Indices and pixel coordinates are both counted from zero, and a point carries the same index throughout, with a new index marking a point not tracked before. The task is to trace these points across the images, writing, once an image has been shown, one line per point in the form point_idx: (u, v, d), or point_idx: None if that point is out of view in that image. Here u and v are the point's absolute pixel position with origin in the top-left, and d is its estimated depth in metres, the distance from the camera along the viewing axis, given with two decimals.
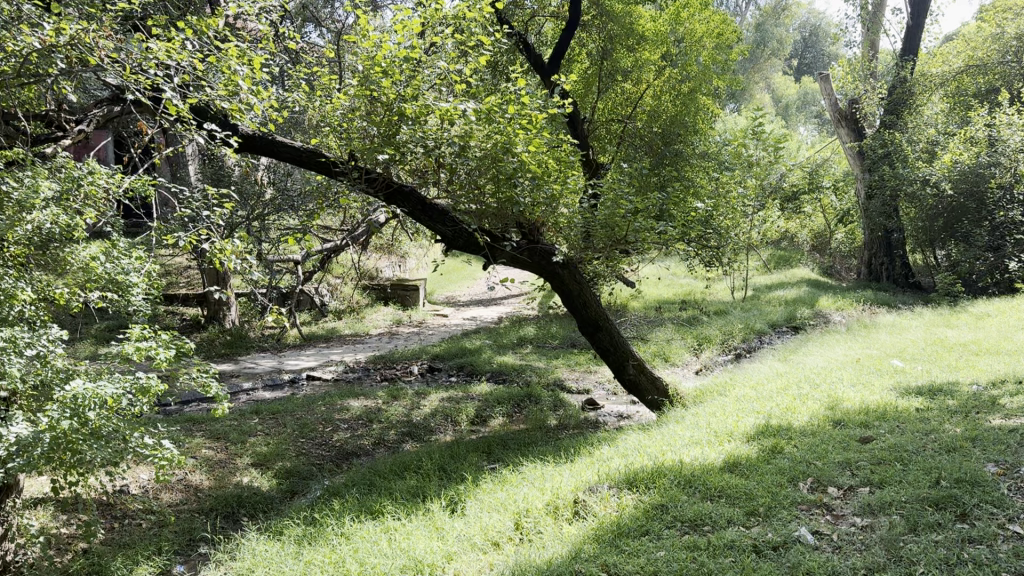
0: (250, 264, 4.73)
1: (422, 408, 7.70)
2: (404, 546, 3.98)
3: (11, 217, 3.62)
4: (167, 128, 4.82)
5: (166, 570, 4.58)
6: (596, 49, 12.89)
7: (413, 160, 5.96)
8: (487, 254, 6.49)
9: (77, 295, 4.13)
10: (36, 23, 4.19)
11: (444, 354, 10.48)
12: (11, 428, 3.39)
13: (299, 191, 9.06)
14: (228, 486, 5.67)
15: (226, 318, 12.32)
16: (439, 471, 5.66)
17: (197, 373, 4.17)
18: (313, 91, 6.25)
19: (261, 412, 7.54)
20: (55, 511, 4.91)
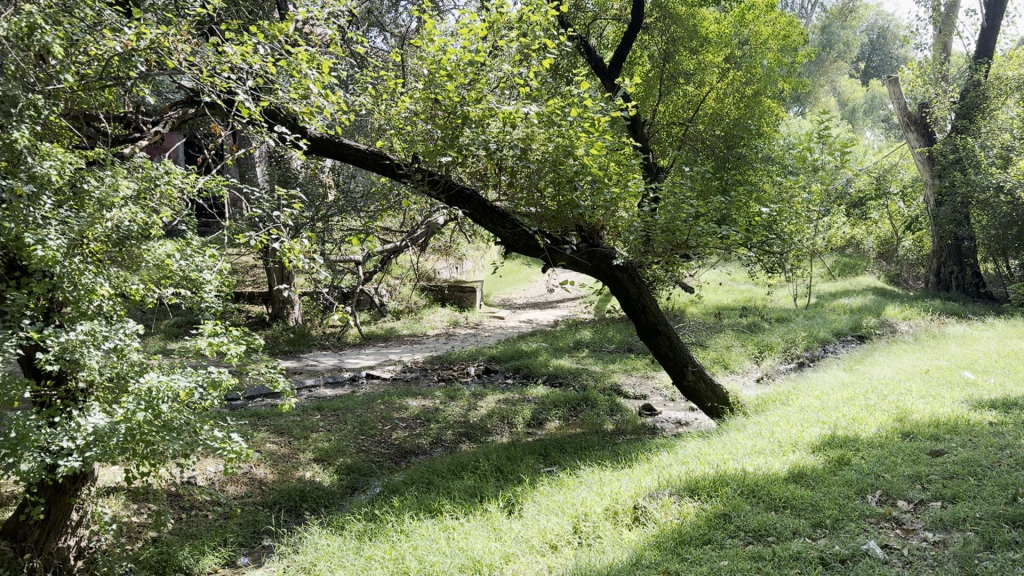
0: (316, 265, 4.83)
1: (479, 409, 7.74)
2: (463, 546, 4.01)
3: (92, 216, 3.79)
4: (239, 130, 4.93)
5: (231, 561, 4.71)
6: (658, 52, 12.82)
7: (474, 163, 5.99)
8: (547, 256, 6.48)
9: (152, 290, 4.26)
10: (117, 29, 4.35)
11: (501, 356, 10.53)
12: (88, 418, 3.56)
13: (362, 193, 9.20)
14: (291, 480, 5.79)
15: (290, 316, 12.59)
16: (496, 472, 5.68)
17: (265, 369, 4.26)
18: (379, 93, 6.31)
19: (323, 408, 7.68)
20: (127, 501, 5.08)
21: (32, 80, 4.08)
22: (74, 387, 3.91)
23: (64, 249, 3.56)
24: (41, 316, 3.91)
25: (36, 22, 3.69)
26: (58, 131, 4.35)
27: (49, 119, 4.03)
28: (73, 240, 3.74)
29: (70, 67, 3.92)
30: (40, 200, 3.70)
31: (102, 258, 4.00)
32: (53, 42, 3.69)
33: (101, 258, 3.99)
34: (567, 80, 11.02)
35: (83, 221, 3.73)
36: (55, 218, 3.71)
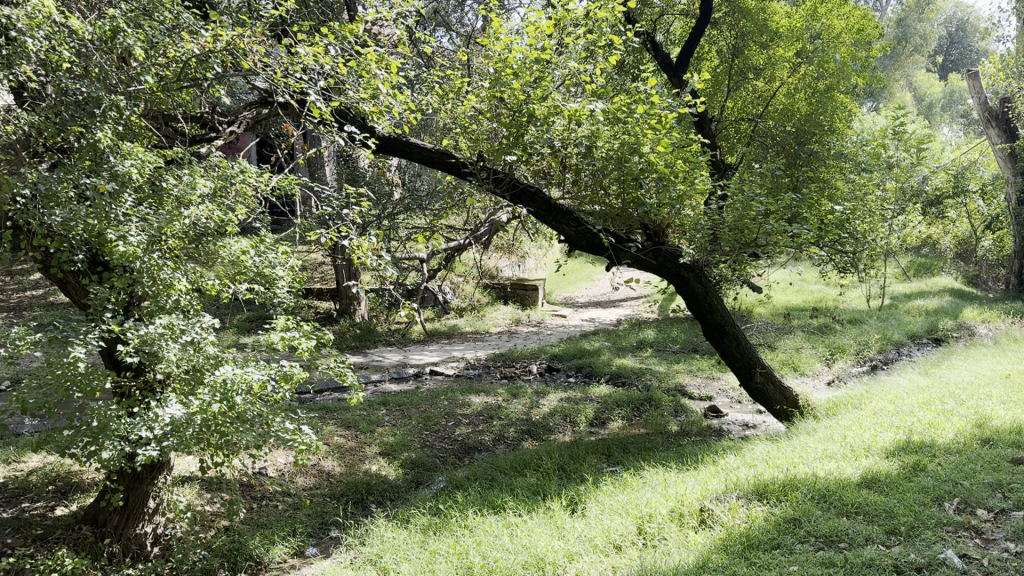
0: (383, 262, 4.90)
1: (541, 407, 7.74)
2: (527, 543, 4.01)
3: (170, 213, 3.93)
4: (310, 129, 5.02)
5: (300, 551, 4.83)
6: (727, 47, 12.68)
7: (539, 161, 6.00)
8: (611, 255, 6.46)
9: (227, 286, 4.39)
10: (195, 31, 4.49)
11: (563, 354, 10.50)
12: (166, 409, 3.68)
13: (427, 191, 9.28)
14: (357, 473, 5.89)
15: (356, 312, 12.80)
16: (559, 470, 5.66)
17: (334, 363, 4.35)
18: (446, 92, 6.37)
19: (388, 403, 7.79)
20: (201, 490, 5.24)
21: (115, 81, 4.25)
22: (152, 379, 4.04)
23: (144, 245, 3.71)
24: (122, 310, 4.06)
25: (118, 26, 3.87)
26: (138, 131, 4.52)
27: (130, 119, 4.19)
28: (152, 237, 3.88)
29: (151, 68, 4.09)
30: (121, 198, 3.86)
31: (178, 253, 4.13)
32: (135, 44, 3.86)
33: (178, 254, 4.12)
34: (632, 78, 10.92)
35: (161, 218, 3.87)
36: (135, 215, 3.86)
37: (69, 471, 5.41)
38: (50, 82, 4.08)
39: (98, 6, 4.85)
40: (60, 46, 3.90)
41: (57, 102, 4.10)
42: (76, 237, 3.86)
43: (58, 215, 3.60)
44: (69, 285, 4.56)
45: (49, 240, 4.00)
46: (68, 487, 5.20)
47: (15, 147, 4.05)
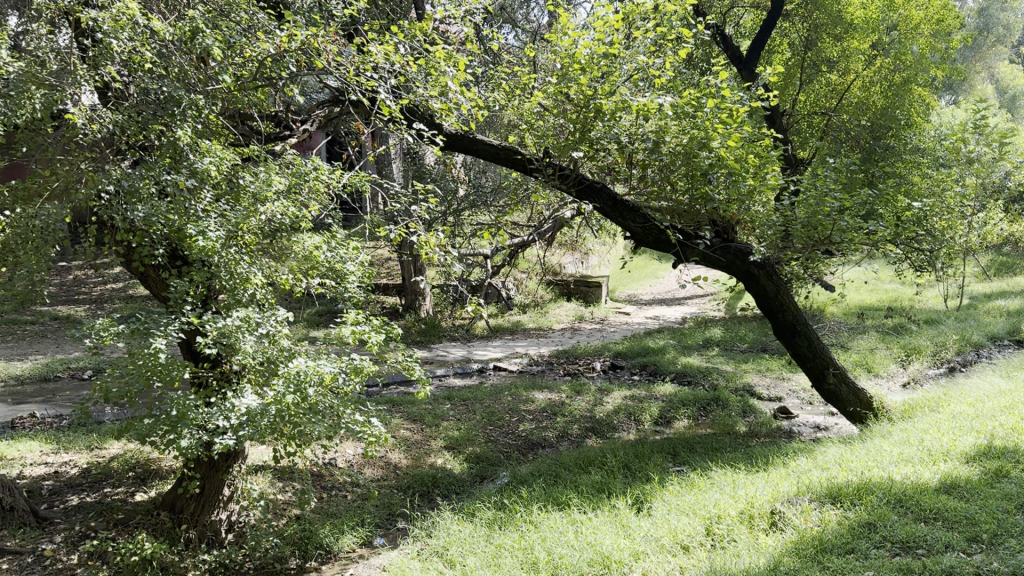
0: (451, 258, 4.95)
1: (605, 405, 7.71)
2: (593, 540, 3.99)
3: (247, 209, 4.04)
4: (380, 126, 5.08)
5: (368, 541, 4.92)
6: (799, 39, 12.46)
7: (605, 157, 5.97)
8: (679, 252, 6.39)
9: (300, 281, 4.48)
10: (270, 31, 4.60)
11: (628, 352, 10.44)
12: (242, 399, 3.78)
13: (492, 187, 9.33)
14: (423, 466, 5.97)
15: (421, 308, 12.96)
16: (624, 469, 5.62)
17: (403, 357, 4.42)
18: (513, 89, 6.37)
19: (453, 397, 7.86)
20: (273, 479, 5.38)
21: (195, 82, 4.39)
22: (229, 370, 4.16)
23: (221, 240, 3.82)
24: (200, 303, 4.18)
25: (198, 26, 4.00)
26: (216, 130, 4.65)
27: (209, 118, 4.32)
28: (230, 232, 4.00)
29: (228, 68, 4.22)
30: (200, 195, 4.00)
31: (254, 248, 4.23)
32: (213, 44, 3.99)
33: (253, 249, 4.23)
34: (701, 72, 10.75)
35: (239, 214, 3.99)
36: (213, 211, 3.98)
37: (149, 458, 5.59)
38: (133, 83, 4.24)
39: (180, 8, 5.01)
40: (143, 47, 4.06)
41: (140, 102, 4.25)
42: (156, 233, 3.99)
43: (141, 210, 3.74)
44: (149, 278, 4.72)
45: (131, 235, 4.15)
46: (147, 474, 5.38)
47: (101, 147, 4.22)
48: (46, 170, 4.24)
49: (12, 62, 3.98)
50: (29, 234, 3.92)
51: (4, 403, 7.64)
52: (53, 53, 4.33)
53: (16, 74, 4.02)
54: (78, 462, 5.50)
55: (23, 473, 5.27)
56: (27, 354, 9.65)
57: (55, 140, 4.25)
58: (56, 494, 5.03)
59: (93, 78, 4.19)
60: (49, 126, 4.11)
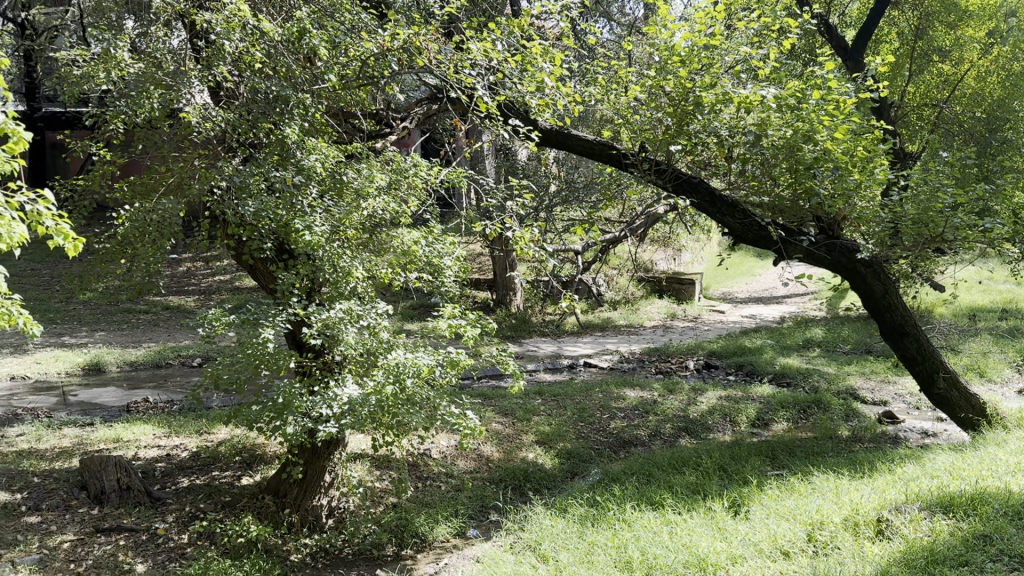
0: (546, 253, 4.96)
1: (699, 405, 7.58)
2: (688, 542, 3.94)
3: (350, 205, 4.19)
4: (477, 123, 5.12)
5: (462, 532, 5.00)
6: (909, 28, 11.98)
7: (703, 151, 5.86)
8: (780, 249, 6.21)
9: (399, 274, 4.57)
10: (373, 31, 4.70)
11: (722, 351, 10.24)
12: (344, 388, 3.90)
13: (585, 182, 9.28)
14: (515, 460, 6.01)
15: (512, 303, 13.05)
16: (720, 470, 5.52)
17: (498, 351, 4.47)
18: (608, 84, 6.34)
19: (544, 393, 7.87)
20: (371, 467, 5.52)
21: (301, 82, 4.54)
22: (331, 361, 4.28)
23: (326, 235, 3.96)
24: (304, 296, 4.32)
25: (305, 27, 4.18)
26: (321, 128, 4.80)
27: (315, 116, 4.45)
28: (334, 227, 4.15)
29: (333, 67, 4.36)
30: (306, 191, 4.14)
31: (356, 242, 4.36)
32: (320, 44, 4.18)
33: (355, 243, 4.35)
34: (804, 63, 10.42)
35: (343, 210, 4.13)
36: (319, 207, 4.13)
37: (254, 444, 5.81)
38: (244, 82, 4.44)
39: (288, 10, 5.18)
40: (253, 47, 4.24)
41: (250, 100, 4.44)
42: (265, 227, 4.16)
43: (252, 206, 3.91)
44: (258, 270, 4.91)
45: (241, 229, 4.33)
46: (252, 458, 5.59)
47: (213, 144, 4.42)
48: (163, 167, 4.48)
49: (134, 63, 4.23)
50: (147, 227, 4.12)
51: (120, 388, 8.08)
52: (170, 54, 4.57)
53: (137, 75, 4.26)
54: (188, 445, 5.76)
55: (138, 455, 5.57)
56: (142, 342, 10.18)
57: (170, 137, 4.48)
58: (168, 475, 5.29)
59: (207, 77, 4.40)
60: (166, 125, 4.34)
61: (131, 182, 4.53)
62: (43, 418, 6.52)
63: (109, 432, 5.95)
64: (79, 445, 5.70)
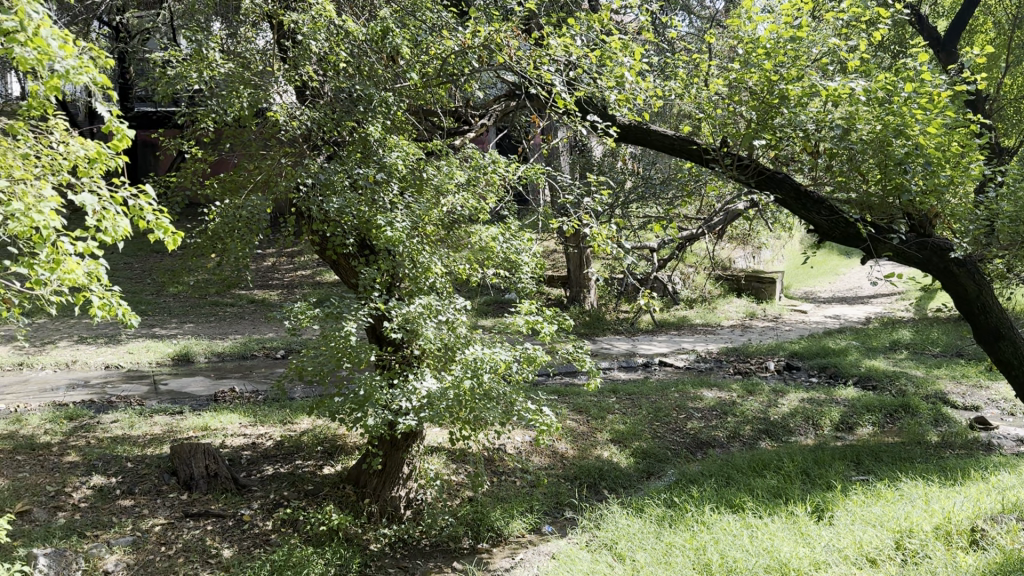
0: (624, 251, 4.91)
1: (780, 407, 7.40)
2: (769, 546, 3.86)
3: (430, 202, 4.26)
4: (555, 119, 5.11)
5: (537, 528, 5.02)
6: (1008, 17, 11.45)
7: (788, 146, 5.71)
8: (869, 247, 5.99)
9: (477, 271, 4.59)
10: (454, 29, 4.74)
11: (804, 352, 9.97)
12: (423, 382, 3.94)
13: (662, 178, 9.14)
14: (590, 458, 5.99)
15: (586, 300, 12.99)
16: (802, 474, 5.38)
17: (574, 349, 4.46)
18: (690, 78, 6.25)
19: (618, 391, 7.81)
20: (448, 460, 5.58)
21: (384, 81, 4.62)
22: (410, 355, 4.34)
23: (406, 230, 4.03)
24: (385, 291, 4.39)
25: (389, 27, 4.38)
26: (402, 126, 4.87)
27: (397, 114, 4.53)
28: (414, 223, 4.23)
29: (415, 66, 4.54)
30: (388, 188, 4.21)
31: (435, 238, 4.42)
32: (402, 44, 4.39)
33: (434, 238, 4.41)
34: (894, 54, 10.07)
35: (422, 206, 4.23)
36: (400, 203, 4.20)
37: (336, 434, 5.94)
38: (329, 81, 4.55)
39: (372, 10, 5.27)
40: (338, 48, 4.41)
41: (334, 99, 4.55)
42: (348, 223, 4.25)
43: (337, 203, 4.02)
44: (341, 266, 5.02)
45: (325, 225, 4.44)
46: (333, 449, 5.72)
47: (299, 141, 4.53)
48: (252, 165, 4.62)
49: (224, 64, 4.39)
50: (236, 223, 4.27)
51: (208, 378, 8.38)
52: (258, 54, 4.70)
53: (227, 74, 4.40)
54: (273, 435, 5.94)
55: (225, 442, 5.76)
56: (228, 334, 10.52)
57: (257, 135, 4.62)
58: (253, 463, 5.46)
59: (293, 77, 4.51)
60: (254, 124, 4.48)
61: (221, 178, 4.69)
62: (135, 406, 6.79)
63: (198, 421, 6.17)
64: (170, 432, 5.93)
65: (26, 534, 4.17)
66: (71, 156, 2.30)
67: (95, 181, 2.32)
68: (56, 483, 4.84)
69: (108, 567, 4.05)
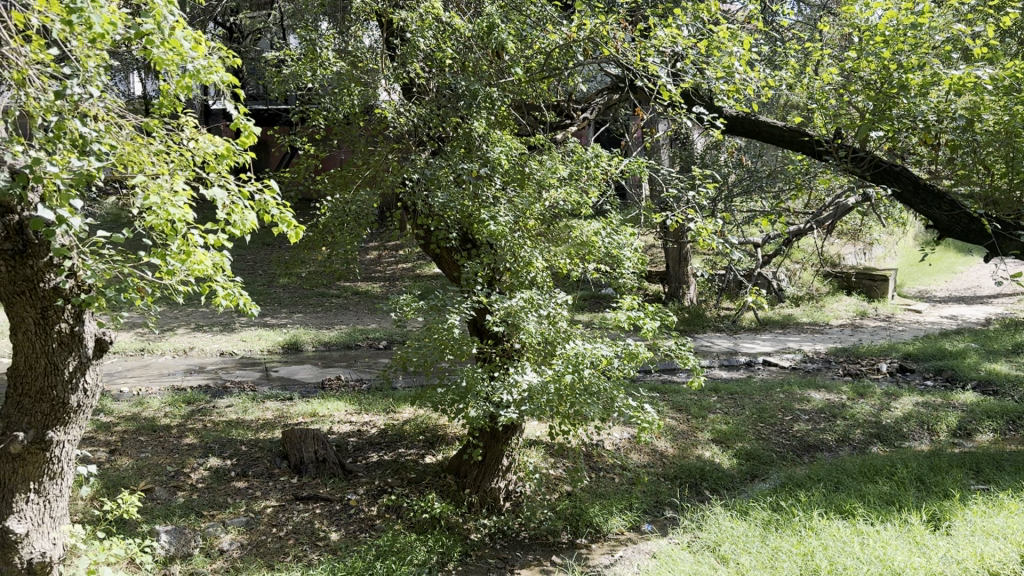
0: (729, 246, 4.78)
1: (893, 410, 7.09)
2: (882, 555, 3.71)
3: (532, 196, 4.27)
4: (659, 111, 5.03)
5: (637, 526, 4.99)
6: None
7: (907, 137, 5.43)
8: (993, 243, 5.65)
9: (578, 266, 4.56)
10: (559, 23, 4.70)
11: (918, 354, 9.52)
12: (524, 376, 3.97)
13: (769, 170, 8.85)
14: (690, 457, 5.89)
15: (685, 296, 12.77)
16: (917, 481, 5.14)
17: (677, 346, 4.39)
18: (800, 68, 6.04)
19: (720, 390, 7.65)
20: (546, 454, 5.59)
21: (489, 76, 4.65)
22: (511, 348, 4.37)
23: (508, 225, 4.08)
24: (487, 284, 4.43)
25: (494, 22, 4.42)
26: (505, 121, 4.88)
27: (501, 109, 4.55)
28: (516, 218, 4.25)
29: (520, 61, 4.57)
30: (491, 182, 4.25)
31: (535, 232, 4.43)
32: (507, 38, 4.42)
33: (535, 232, 4.42)
34: None
35: (524, 201, 4.24)
36: (503, 197, 4.23)
37: (437, 424, 6.03)
38: (435, 78, 4.63)
39: (477, 6, 5.30)
40: (445, 45, 4.47)
41: (439, 95, 4.63)
42: (451, 218, 4.32)
43: (442, 197, 4.06)
44: (444, 259, 5.09)
45: (429, 219, 4.52)
46: (434, 438, 5.82)
47: (405, 137, 4.61)
48: (360, 160, 4.72)
49: (336, 62, 4.54)
50: (346, 217, 4.41)
51: (315, 366, 8.67)
52: (368, 52, 4.81)
53: (338, 73, 4.52)
54: (376, 423, 6.09)
55: (332, 429, 5.95)
56: (334, 324, 10.85)
57: (365, 131, 4.73)
58: (359, 450, 5.63)
59: (400, 74, 4.58)
60: (363, 120, 4.61)
61: (331, 174, 4.84)
62: (248, 392, 7.09)
63: (306, 407, 6.39)
64: (280, 417, 6.17)
65: (150, 511, 4.42)
66: (201, 152, 2.41)
67: (223, 176, 2.43)
68: (176, 464, 5.10)
69: (224, 546, 4.26)
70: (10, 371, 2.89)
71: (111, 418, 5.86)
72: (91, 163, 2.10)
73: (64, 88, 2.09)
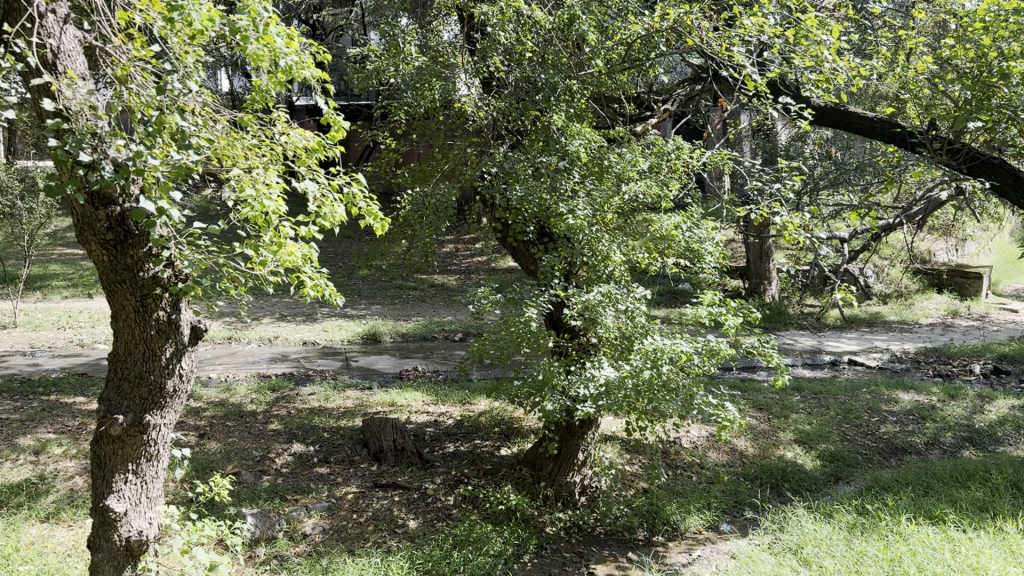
0: (815, 241, 4.64)
1: (987, 414, 6.79)
2: (974, 564, 3.57)
3: (611, 188, 4.20)
4: (745, 102, 4.90)
5: (715, 525, 4.90)
6: None
7: (1008, 128, 5.16)
8: None
9: (658, 260, 4.48)
10: (641, 13, 4.62)
11: (1014, 355, 9.09)
12: (601, 371, 3.95)
13: (857, 164, 8.56)
14: (772, 458, 5.76)
15: (766, 292, 12.49)
16: (1013, 488, 4.90)
17: (759, 343, 4.30)
18: (893, 56, 5.80)
19: (803, 389, 7.46)
20: (623, 449, 5.55)
21: (569, 69, 4.61)
22: (588, 342, 4.34)
23: (587, 219, 4.04)
24: (565, 278, 4.41)
25: (576, 14, 4.38)
26: (585, 114, 4.84)
27: (581, 101, 4.51)
28: (595, 211, 4.19)
29: (601, 52, 4.52)
30: (570, 175, 4.23)
31: (614, 226, 4.38)
32: (588, 30, 4.37)
33: (613, 226, 4.37)
34: None
35: (603, 193, 4.17)
36: (581, 190, 4.20)
37: (513, 417, 6.05)
38: (515, 72, 4.63)
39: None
40: (525, 38, 4.45)
41: (519, 88, 4.63)
42: (529, 211, 4.32)
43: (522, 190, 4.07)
44: (522, 253, 5.10)
45: (507, 213, 4.54)
46: (510, 431, 5.84)
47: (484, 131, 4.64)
48: (440, 154, 4.77)
49: (417, 57, 4.60)
50: (425, 210, 4.45)
51: (393, 356, 8.81)
52: (449, 46, 4.84)
53: (420, 68, 4.57)
54: (453, 414, 6.15)
55: (411, 419, 6.04)
56: (411, 316, 11.00)
57: (445, 125, 4.78)
58: (436, 440, 5.69)
59: (481, 68, 4.60)
60: (443, 114, 4.65)
61: (412, 167, 4.90)
62: (329, 380, 7.26)
63: (386, 396, 6.49)
64: (361, 406, 6.29)
65: (237, 494, 4.58)
66: (292, 145, 2.48)
67: (313, 170, 2.51)
68: (261, 449, 5.26)
69: (307, 530, 4.37)
70: (111, 357, 3.01)
71: (201, 404, 6.08)
72: (189, 157, 2.19)
73: (166, 83, 2.18)
